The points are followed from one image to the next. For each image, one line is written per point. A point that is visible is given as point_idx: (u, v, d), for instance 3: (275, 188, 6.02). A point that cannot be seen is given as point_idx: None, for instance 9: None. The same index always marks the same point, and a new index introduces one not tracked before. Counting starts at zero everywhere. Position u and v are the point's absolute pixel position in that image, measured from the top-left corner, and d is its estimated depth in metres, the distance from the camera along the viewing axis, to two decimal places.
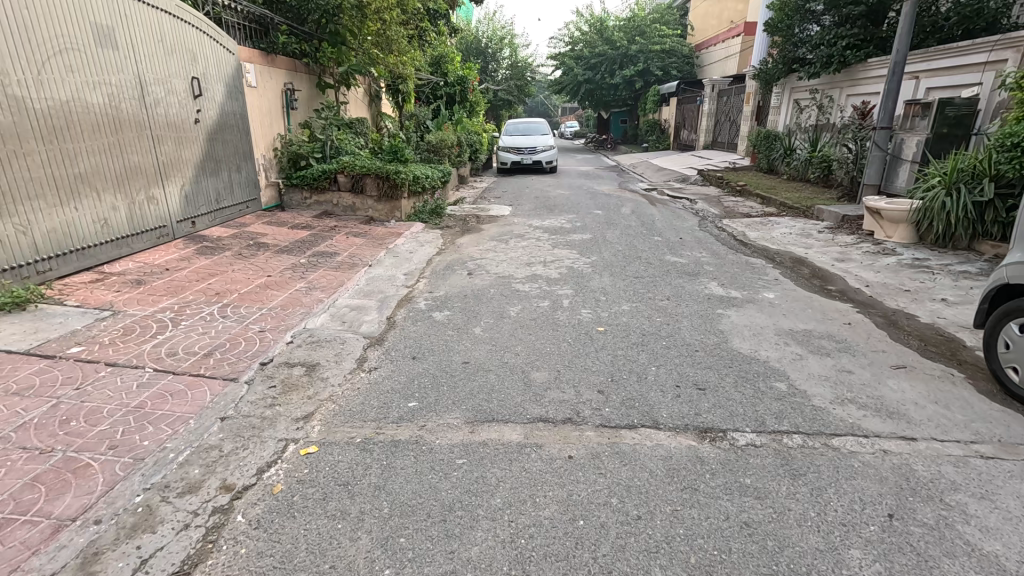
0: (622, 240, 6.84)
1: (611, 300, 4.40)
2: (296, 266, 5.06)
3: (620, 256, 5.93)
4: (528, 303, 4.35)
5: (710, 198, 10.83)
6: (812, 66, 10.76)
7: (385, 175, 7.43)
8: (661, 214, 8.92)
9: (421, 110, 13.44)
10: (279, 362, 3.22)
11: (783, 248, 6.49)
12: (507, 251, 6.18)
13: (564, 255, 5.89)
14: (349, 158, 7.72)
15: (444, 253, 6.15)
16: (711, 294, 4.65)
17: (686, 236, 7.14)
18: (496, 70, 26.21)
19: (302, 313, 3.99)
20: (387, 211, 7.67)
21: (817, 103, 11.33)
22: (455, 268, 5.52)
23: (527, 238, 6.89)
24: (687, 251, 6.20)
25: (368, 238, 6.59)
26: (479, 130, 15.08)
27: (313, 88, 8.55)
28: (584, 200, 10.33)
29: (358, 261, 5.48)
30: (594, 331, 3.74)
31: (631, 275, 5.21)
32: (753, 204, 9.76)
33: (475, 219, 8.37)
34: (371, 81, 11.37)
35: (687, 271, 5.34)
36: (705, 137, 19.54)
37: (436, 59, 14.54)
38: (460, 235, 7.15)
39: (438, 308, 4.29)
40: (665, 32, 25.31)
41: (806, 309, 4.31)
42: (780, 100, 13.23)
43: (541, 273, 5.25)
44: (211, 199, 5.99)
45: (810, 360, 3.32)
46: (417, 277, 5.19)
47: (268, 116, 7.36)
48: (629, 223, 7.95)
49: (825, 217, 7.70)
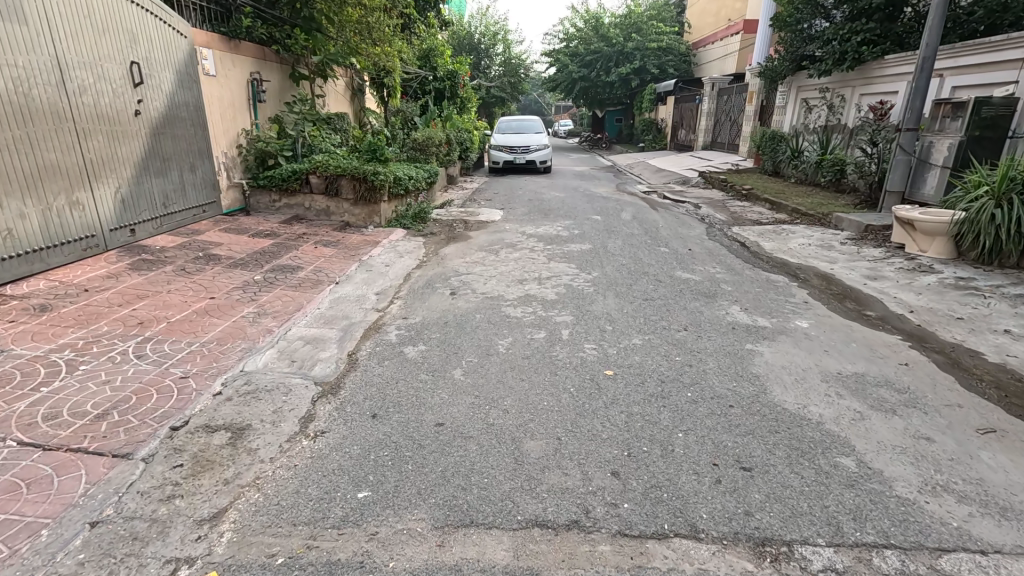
0: (625, 250, 6.15)
1: (619, 330, 3.71)
2: (249, 284, 4.31)
3: (625, 271, 5.24)
4: (520, 334, 3.65)
5: (714, 202, 10.19)
6: (822, 63, 10.12)
7: (362, 176, 6.69)
8: (664, 221, 8.25)
9: (408, 105, 12.67)
10: (197, 425, 2.48)
11: (804, 263, 5.83)
12: (497, 264, 5.48)
13: (561, 270, 5.20)
14: (323, 157, 6.97)
15: (426, 266, 5.43)
16: (734, 321, 3.97)
17: (695, 247, 6.48)
18: (489, 66, 25.46)
19: (244, 349, 3.25)
20: (364, 216, 6.94)
21: (827, 103, 10.70)
22: (436, 284, 4.81)
23: (520, 248, 6.19)
24: (699, 265, 5.53)
25: (340, 247, 5.84)
26: (469, 127, 14.34)
27: (285, 80, 7.77)
28: (581, 204, 9.64)
29: (324, 277, 4.74)
30: (601, 375, 3.03)
31: (639, 295, 4.52)
32: (762, 210, 9.11)
33: (463, 225, 7.63)
34: (354, 74, 10.66)
35: (703, 291, 4.65)
36: (703, 137, 18.93)
37: (425, 53, 13.74)
38: (444, 244, 6.41)
39: (413, 339, 3.58)
40: (662, 30, 24.68)
41: (849, 343, 3.64)
42: (786, 99, 12.61)
43: (535, 293, 4.55)
44: (156, 203, 5.22)
45: (874, 422, 2.63)
46: (391, 297, 4.46)
47: (231, 109, 6.58)
48: (631, 231, 7.28)
49: (845, 225, 7.07)
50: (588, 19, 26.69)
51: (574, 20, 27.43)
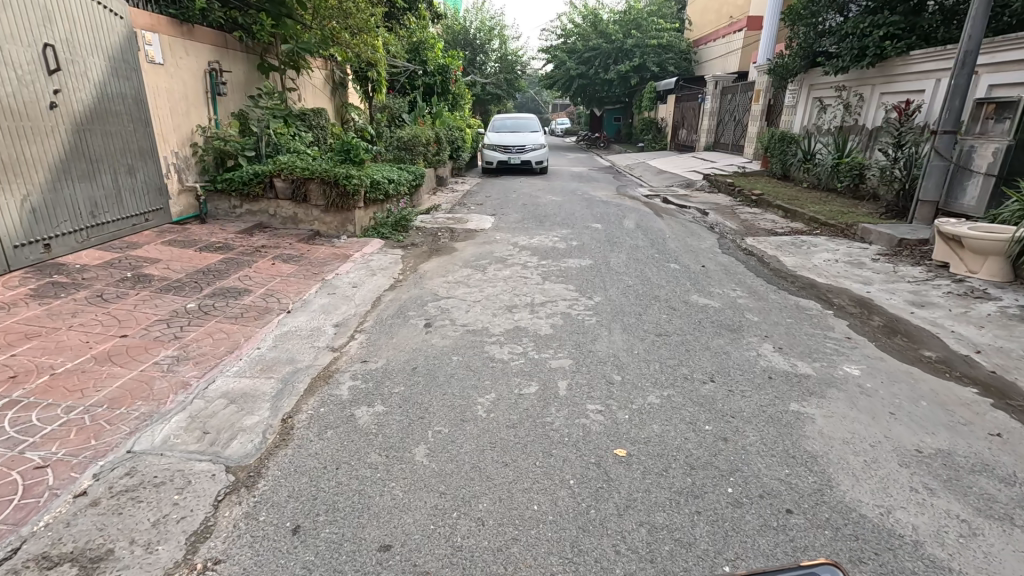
0: (631, 267, 5.42)
1: (630, 382, 2.97)
2: (177, 316, 3.54)
3: (632, 295, 4.51)
4: (505, 387, 2.91)
5: (722, 209, 9.47)
6: (839, 60, 9.41)
7: (332, 180, 5.92)
8: (672, 229, 7.53)
9: (396, 102, 11.86)
10: (26, 557, 1.72)
11: (835, 283, 5.11)
12: (483, 284, 4.74)
13: (558, 294, 4.47)
14: (289, 158, 6.20)
15: (400, 286, 4.68)
16: (768, 367, 3.24)
17: (708, 263, 5.76)
18: (484, 63, 24.66)
19: (142, 415, 2.48)
20: (336, 224, 6.19)
21: (842, 102, 10.00)
22: (410, 312, 4.06)
23: (511, 264, 5.44)
24: (717, 288, 4.80)
25: (304, 263, 5.06)
26: (461, 125, 13.56)
27: (251, 71, 6.98)
28: (580, 209, 8.91)
29: (274, 304, 3.97)
30: (609, 459, 2.29)
31: (651, 328, 3.78)
32: (775, 218, 8.40)
33: (449, 234, 6.86)
34: (335, 67, 9.93)
35: (726, 323, 3.92)
36: (706, 138, 18.22)
37: (414, 45, 12.86)
38: (425, 258, 5.65)
39: (370, 395, 2.83)
40: (663, 27, 23.94)
41: (916, 400, 2.90)
42: (796, 98, 11.90)
43: (526, 325, 3.81)
44: (80, 211, 4.46)
45: (991, 541, 1.89)
46: (353, 330, 3.70)
47: (185, 102, 5.79)
48: (636, 242, 6.55)
49: (873, 238, 6.38)
50: (587, 14, 25.90)
51: (573, 16, 26.63)
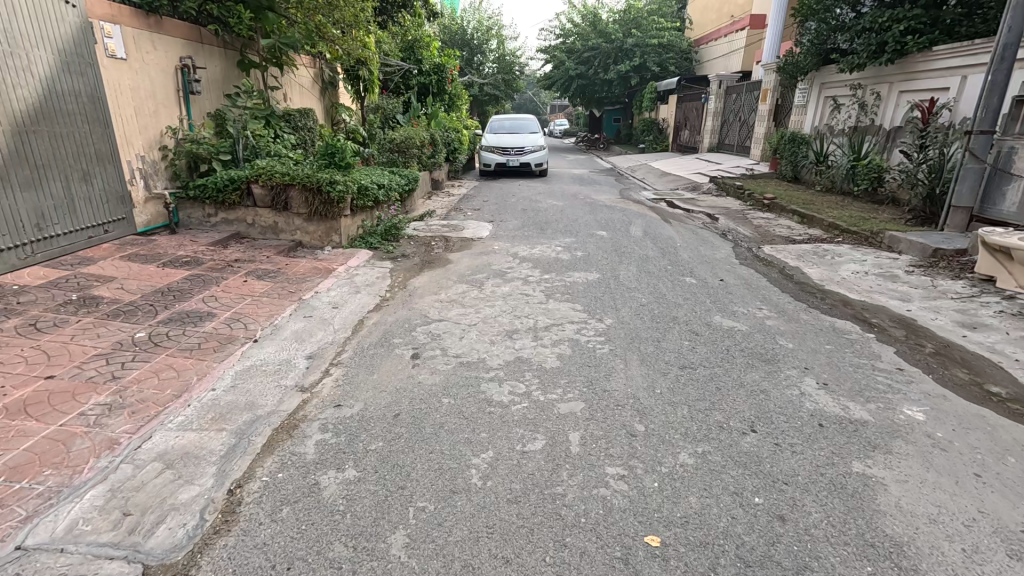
0: (643, 281, 4.93)
1: (655, 434, 2.46)
2: (121, 349, 3.02)
3: (647, 316, 4.01)
4: (505, 443, 2.40)
5: (733, 214, 8.99)
6: (856, 56, 8.93)
7: (315, 186, 5.43)
8: (683, 237, 7.05)
9: (388, 102, 11.42)
10: None
11: (869, 300, 4.62)
12: (480, 304, 4.23)
13: (565, 315, 3.97)
14: (268, 162, 5.69)
15: (387, 307, 4.17)
16: (816, 411, 2.74)
17: (726, 276, 5.27)
18: (482, 63, 24.18)
19: (47, 491, 1.97)
20: (321, 234, 5.69)
21: (857, 101, 9.52)
22: (396, 339, 3.55)
23: (512, 278, 4.94)
24: (741, 307, 4.31)
25: (281, 279, 4.56)
26: (458, 126, 13.07)
27: (229, 68, 6.46)
28: (584, 215, 8.42)
29: (240, 331, 3.46)
30: (639, 552, 1.80)
31: (673, 359, 3.28)
32: (791, 224, 7.92)
33: (444, 243, 6.37)
34: (324, 65, 9.44)
35: (757, 352, 3.43)
36: (710, 139, 17.74)
37: (409, 44, 12.36)
38: (417, 272, 5.15)
39: (340, 455, 2.32)
40: (664, 26, 23.49)
41: (1002, 456, 2.40)
42: (807, 97, 11.41)
43: (529, 356, 3.30)
44: (21, 224, 3.96)
45: None
46: (329, 364, 3.19)
47: (153, 102, 5.28)
48: (645, 252, 6.06)
49: (903, 247, 5.90)
50: (586, 13, 25.44)
51: (572, 15, 26.17)
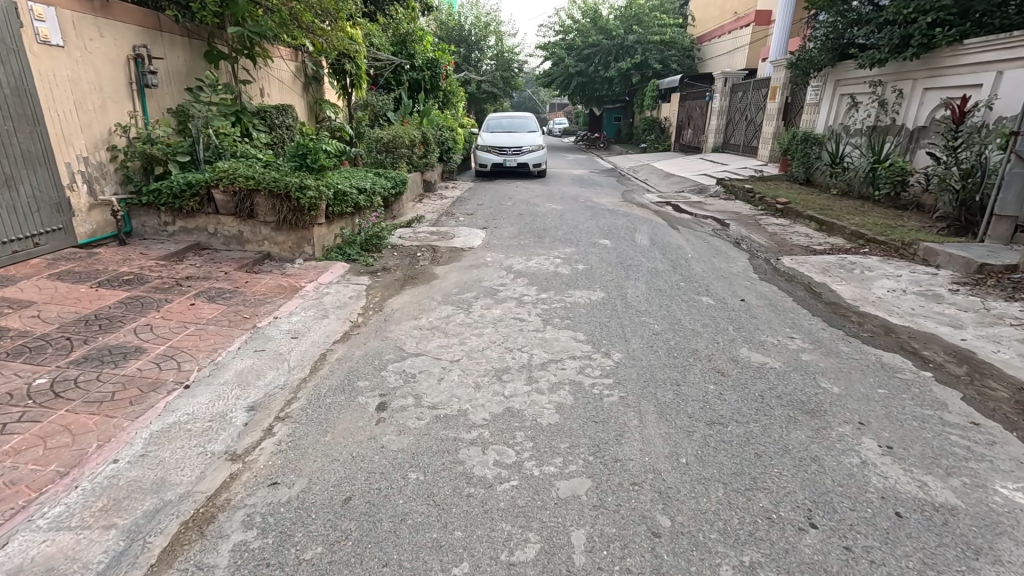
0: (653, 302, 4.34)
1: (685, 535, 1.87)
2: (7, 403, 2.41)
3: (662, 349, 3.41)
4: (487, 549, 1.80)
5: (744, 220, 8.40)
6: (877, 51, 8.34)
7: (283, 192, 4.83)
8: (694, 247, 6.44)
9: (378, 98, 10.81)
10: None
11: (914, 326, 4.03)
12: (465, 332, 3.63)
13: (565, 348, 3.37)
14: (232, 164, 5.08)
15: (357, 336, 3.57)
16: (888, 491, 2.14)
17: (747, 294, 4.67)
18: (479, 60, 23.44)
19: None
20: (292, 245, 5.10)
21: (876, 99, 8.93)
22: (362, 382, 2.95)
23: (504, 298, 4.34)
24: (770, 336, 3.71)
25: (237, 300, 3.95)
26: (452, 124, 12.46)
27: (192, 60, 5.83)
28: (585, 221, 7.81)
29: (171, 372, 2.85)
30: None
31: (698, 411, 2.68)
32: (809, 232, 7.32)
33: (431, 254, 5.76)
34: (307, 58, 8.84)
35: (798, 401, 2.82)
36: (714, 139, 17.13)
37: (401, 37, 11.71)
38: (397, 290, 4.55)
39: (261, 570, 1.71)
40: (666, 22, 22.86)
41: None
42: (820, 95, 10.83)
43: (521, 407, 2.69)
44: None
45: None
46: (274, 419, 2.59)
47: (98, 96, 4.66)
48: (654, 266, 5.45)
49: (941, 261, 5.32)
50: (587, 9, 24.75)
51: (572, 11, 25.54)
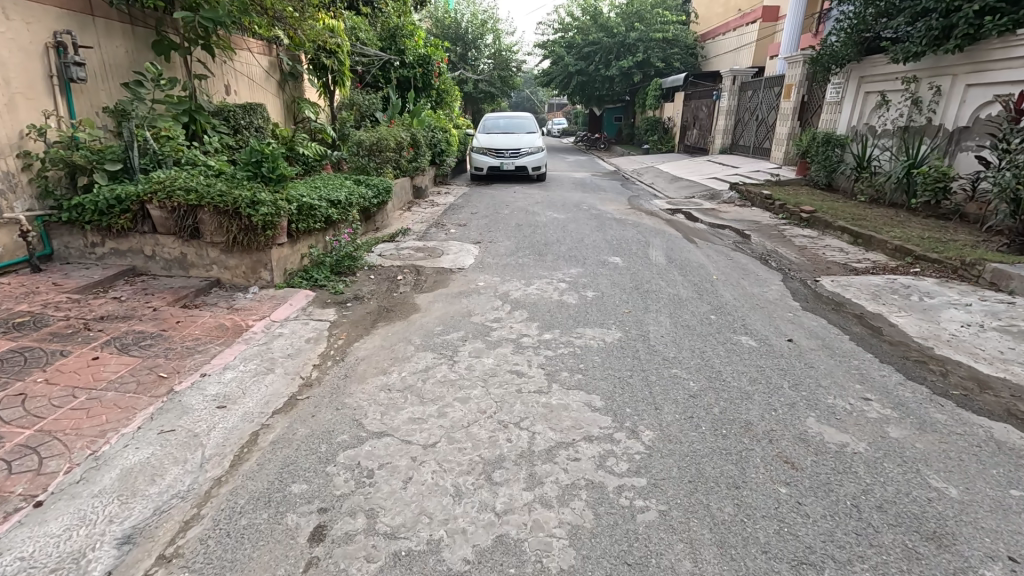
0: (683, 343, 3.52)
1: None
2: None
3: (705, 423, 2.59)
4: None
5: (766, 231, 7.60)
6: (912, 42, 7.59)
7: (230, 208, 4.00)
8: (718, 266, 5.63)
9: (364, 98, 9.99)
10: None
11: (1014, 378, 3.20)
12: (447, 394, 2.81)
13: (576, 422, 2.55)
14: (172, 173, 4.24)
15: (305, 402, 2.74)
16: None
17: (793, 331, 3.85)
18: (477, 58, 22.63)
19: None
20: (245, 270, 4.27)
21: (908, 97, 8.15)
22: (297, 486, 2.11)
23: (498, 341, 3.51)
24: (838, 397, 2.90)
25: (160, 348, 3.11)
26: (445, 125, 11.64)
27: (130, 51, 4.97)
28: (591, 233, 6.99)
29: (24, 478, 2.02)
30: None
31: (776, 542, 1.85)
32: (843, 247, 6.52)
33: (414, 277, 4.94)
34: (282, 52, 8.02)
35: (914, 520, 1.99)
36: (721, 140, 16.32)
37: (390, 32, 10.97)
38: (368, 329, 3.72)
39: None
40: (669, 19, 22.09)
41: None
42: (842, 93, 10.03)
43: (522, 535, 1.87)
44: None
45: None
46: (155, 563, 1.75)
47: (3, 91, 3.81)
48: (675, 292, 4.63)
49: (1016, 286, 4.53)
50: (587, 6, 23.96)
51: (571, 8, 24.75)
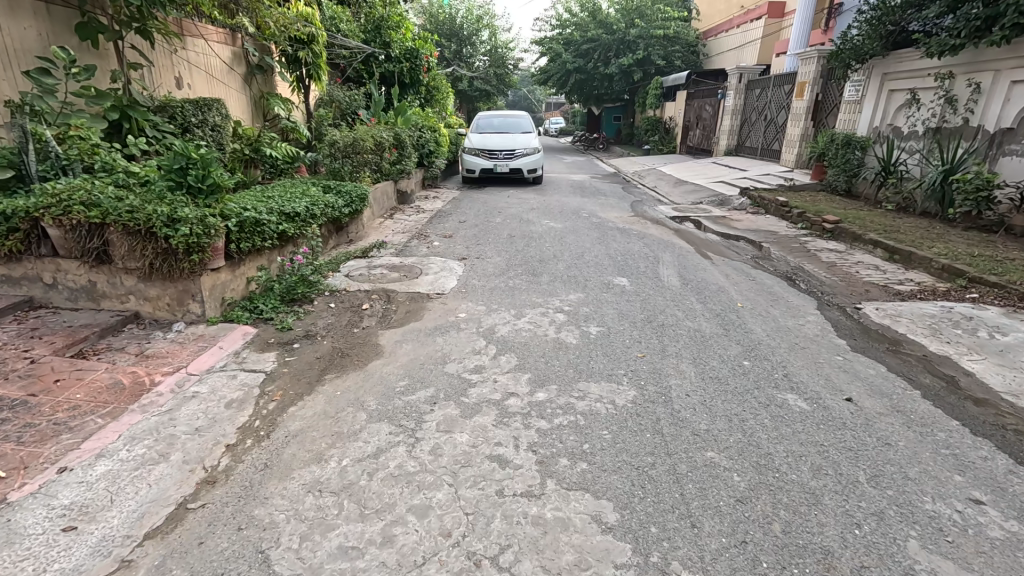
0: (716, 408, 2.74)
1: None
2: None
3: (765, 552, 1.81)
4: None
5: (786, 243, 6.84)
6: (948, 34, 6.85)
7: (143, 227, 3.19)
8: (740, 289, 4.86)
9: (343, 93, 9.18)
10: None
11: None
12: (400, 504, 2.01)
13: (580, 557, 1.77)
14: (77, 183, 3.43)
15: (197, 517, 1.93)
16: None
17: (849, 385, 3.07)
18: (472, 56, 21.79)
19: None
20: (169, 302, 3.47)
21: (941, 95, 7.40)
22: None
23: (477, 405, 2.70)
24: (941, 501, 2.10)
25: (15, 426, 2.30)
26: (434, 123, 10.84)
27: (41, 33, 4.14)
28: (592, 247, 6.21)
29: None
30: None
31: None
32: (878, 264, 5.75)
33: (384, 305, 4.14)
34: (248, 42, 7.19)
35: None
36: (727, 140, 15.56)
37: (374, 23, 10.17)
38: (311, 385, 2.91)
39: None
40: (670, 15, 21.33)
41: None
42: (862, 91, 9.27)
43: None
44: None
45: None
46: None
47: None
48: (695, 326, 3.85)
49: None
50: (586, 2, 23.13)
51: (569, 5, 23.97)
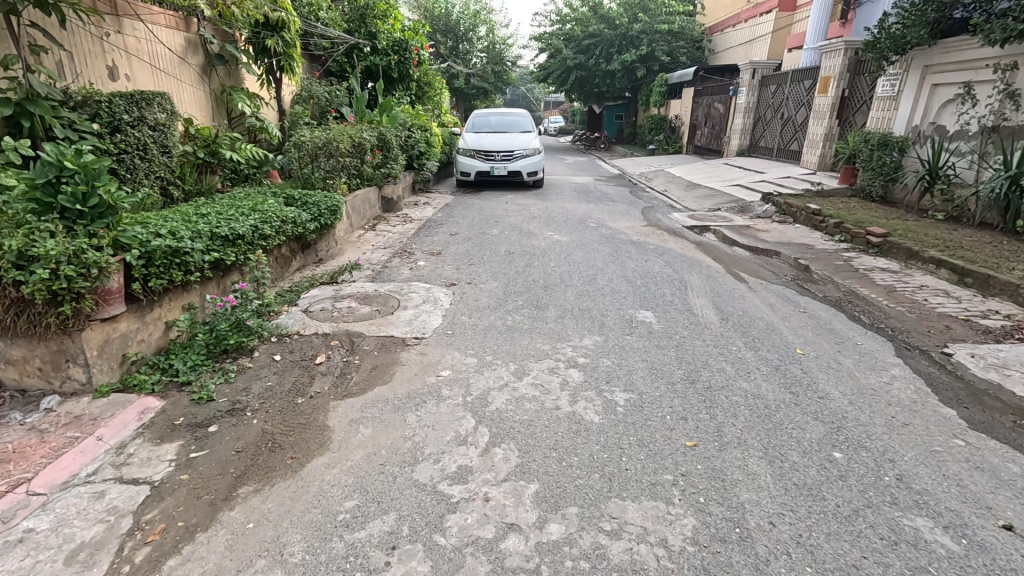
0: (820, 553, 1.81)
1: None
2: None
3: None
4: None
5: (828, 261, 5.91)
6: (1013, 17, 5.92)
7: None
8: (792, 327, 3.94)
9: (322, 87, 8.24)
10: None
11: None
12: None
13: None
14: None
15: None
16: None
17: (998, 498, 2.13)
18: (469, 52, 20.80)
19: None
20: (41, 365, 2.54)
21: (1002, 90, 6.50)
22: None
23: (457, 553, 1.77)
24: None
25: None
26: (425, 121, 9.91)
27: None
28: (605, 267, 5.27)
29: None
30: None
31: None
32: (947, 290, 4.83)
33: (347, 357, 3.20)
34: (206, 27, 6.24)
35: None
36: (739, 140, 14.63)
37: (358, 11, 9.24)
38: (215, 507, 1.98)
39: None
40: (675, 9, 20.39)
41: None
42: (898, 86, 8.35)
43: None
44: None
45: None
46: None
47: None
48: (752, 389, 2.93)
49: None
50: None
51: None
